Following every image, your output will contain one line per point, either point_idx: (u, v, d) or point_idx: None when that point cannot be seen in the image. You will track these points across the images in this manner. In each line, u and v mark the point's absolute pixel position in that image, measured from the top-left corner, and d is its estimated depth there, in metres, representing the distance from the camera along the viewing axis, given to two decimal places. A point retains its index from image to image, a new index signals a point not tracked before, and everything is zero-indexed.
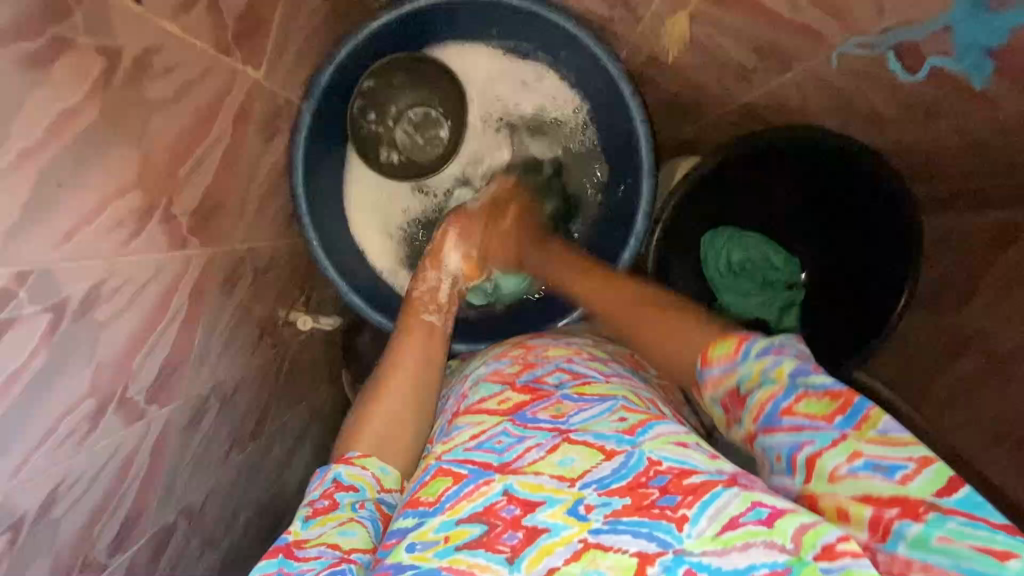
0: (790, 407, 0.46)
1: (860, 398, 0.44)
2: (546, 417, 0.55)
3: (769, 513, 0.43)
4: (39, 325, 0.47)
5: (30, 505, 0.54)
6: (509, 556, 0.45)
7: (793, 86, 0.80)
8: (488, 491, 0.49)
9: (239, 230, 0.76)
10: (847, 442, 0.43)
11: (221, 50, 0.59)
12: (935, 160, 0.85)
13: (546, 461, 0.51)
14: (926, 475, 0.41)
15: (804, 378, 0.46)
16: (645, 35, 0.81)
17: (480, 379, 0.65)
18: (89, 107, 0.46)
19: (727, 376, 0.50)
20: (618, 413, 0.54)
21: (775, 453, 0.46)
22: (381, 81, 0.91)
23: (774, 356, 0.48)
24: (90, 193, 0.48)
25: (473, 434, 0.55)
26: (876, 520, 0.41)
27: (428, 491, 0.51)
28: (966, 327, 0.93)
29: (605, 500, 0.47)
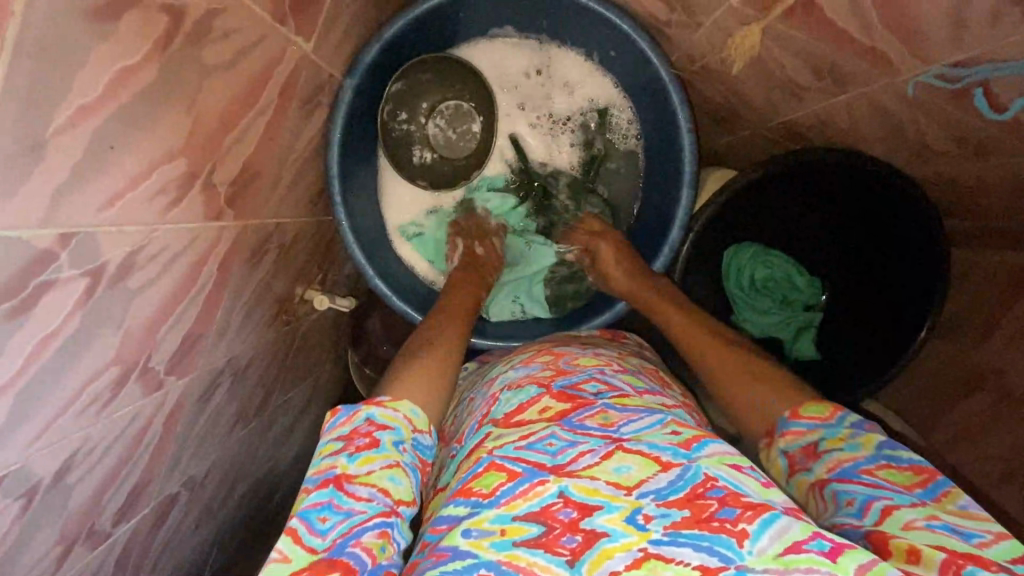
0: (870, 470, 0.47)
1: (942, 479, 0.46)
2: (595, 424, 0.54)
3: (832, 547, 0.41)
4: (76, 289, 0.45)
5: (46, 473, 0.52)
6: (570, 559, 0.44)
7: (844, 108, 0.79)
8: (543, 491, 0.47)
9: (270, 204, 0.74)
10: (927, 507, 0.43)
11: (277, 19, 0.57)
12: (975, 194, 0.85)
13: (601, 467, 0.49)
14: (1003, 545, 0.40)
15: (891, 450, 0.49)
16: (704, 43, 0.79)
17: (511, 383, 0.63)
18: (149, 68, 0.43)
19: (811, 431, 0.53)
20: (670, 426, 0.53)
21: (847, 498, 0.46)
22: (410, 81, 0.89)
23: (867, 427, 0.51)
24: (140, 157, 0.46)
25: (521, 435, 0.54)
26: (949, 562, 0.39)
27: (481, 482, 0.50)
28: (982, 366, 0.94)
29: (663, 511, 0.45)
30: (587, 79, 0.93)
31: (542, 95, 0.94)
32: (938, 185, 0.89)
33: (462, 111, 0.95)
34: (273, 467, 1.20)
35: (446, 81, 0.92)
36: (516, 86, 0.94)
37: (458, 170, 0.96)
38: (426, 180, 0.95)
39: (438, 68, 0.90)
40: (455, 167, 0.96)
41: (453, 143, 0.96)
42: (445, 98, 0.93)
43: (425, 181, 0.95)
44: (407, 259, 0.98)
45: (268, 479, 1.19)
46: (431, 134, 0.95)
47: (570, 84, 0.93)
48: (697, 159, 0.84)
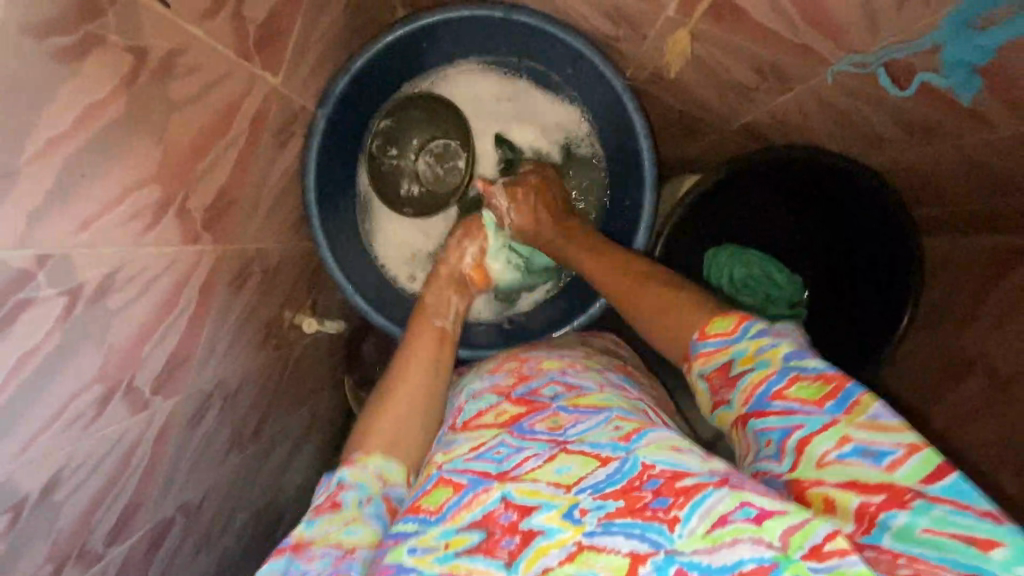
0: (781, 391, 0.49)
1: (850, 385, 0.47)
2: (544, 428, 0.55)
3: (758, 513, 0.42)
4: (54, 308, 0.49)
5: (34, 486, 0.55)
6: (508, 561, 0.46)
7: (794, 106, 0.82)
8: (486, 499, 0.49)
9: (249, 230, 0.78)
10: (836, 428, 0.46)
11: (242, 55, 0.62)
12: (935, 184, 0.87)
13: (544, 469, 0.51)
14: (913, 461, 0.43)
15: (796, 362, 0.50)
16: (651, 53, 0.83)
17: (475, 393, 0.65)
18: (116, 103, 0.48)
19: (721, 351, 0.55)
20: (614, 422, 0.54)
21: (766, 439, 0.49)
22: (398, 116, 0.96)
23: (771, 339, 0.53)
24: (112, 184, 0.50)
25: (472, 446, 0.55)
26: (862, 511, 0.43)
27: (431, 498, 0.52)
28: (969, 351, 0.93)
29: (599, 504, 0.47)
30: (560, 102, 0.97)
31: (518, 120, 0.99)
32: (898, 173, 0.91)
33: (450, 146, 0.99)
34: (276, 497, 1.22)
35: (430, 118, 0.98)
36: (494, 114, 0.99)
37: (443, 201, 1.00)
38: (412, 209, 0.99)
39: (421, 108, 0.97)
40: (442, 200, 1.00)
41: (440, 174, 1.00)
42: (432, 134, 0.99)
43: (409, 209, 1.00)
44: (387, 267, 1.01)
45: (270, 509, 1.21)
46: (419, 163, 1.00)
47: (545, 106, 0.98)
48: (657, 163, 0.88)
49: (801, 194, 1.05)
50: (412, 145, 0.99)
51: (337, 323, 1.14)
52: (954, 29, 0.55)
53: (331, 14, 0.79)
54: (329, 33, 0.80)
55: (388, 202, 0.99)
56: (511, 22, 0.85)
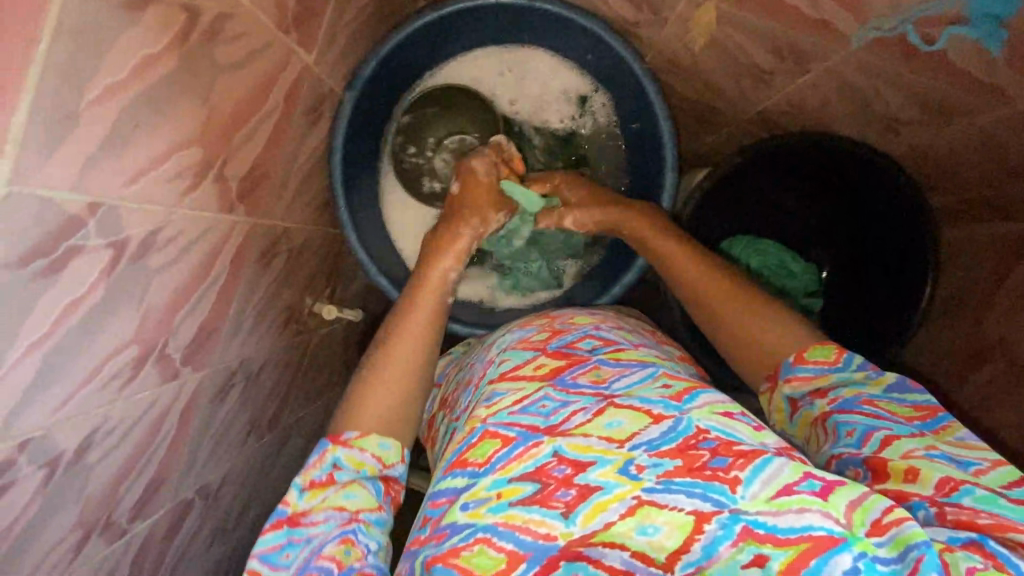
0: (871, 399, 0.51)
1: (943, 414, 0.50)
2: (586, 381, 0.55)
3: (823, 486, 0.42)
4: (101, 259, 0.49)
5: (69, 444, 0.55)
6: (564, 511, 0.45)
7: (812, 88, 0.84)
8: (538, 452, 0.49)
9: (278, 207, 0.79)
10: (925, 436, 0.47)
11: (282, 29, 0.64)
12: (952, 167, 0.89)
13: (594, 423, 0.50)
14: (999, 471, 0.44)
15: (902, 392, 0.51)
16: (671, 37, 0.85)
17: (508, 347, 0.65)
18: (169, 59, 0.49)
19: (820, 376, 0.54)
20: (662, 379, 0.54)
21: (847, 428, 0.49)
22: (416, 114, 1.00)
23: (874, 368, 0.54)
24: (160, 140, 0.51)
25: (516, 399, 0.54)
26: (945, 481, 0.43)
27: (477, 451, 0.50)
28: (989, 337, 0.93)
29: (656, 461, 0.47)
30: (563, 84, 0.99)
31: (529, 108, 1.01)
32: (913, 157, 0.92)
33: (466, 139, 1.01)
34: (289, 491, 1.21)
35: (448, 113, 1.00)
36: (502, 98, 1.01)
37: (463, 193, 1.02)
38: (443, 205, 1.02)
39: (438, 104, 0.99)
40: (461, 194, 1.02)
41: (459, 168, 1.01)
42: (449, 129, 1.01)
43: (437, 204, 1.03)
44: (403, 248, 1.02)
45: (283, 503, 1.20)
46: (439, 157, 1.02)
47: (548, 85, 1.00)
48: (678, 146, 0.90)
49: (815, 181, 1.07)
50: (432, 144, 1.01)
51: (355, 312, 1.15)
52: None
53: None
54: (359, 18, 0.82)
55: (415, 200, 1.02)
56: (535, 10, 0.88)
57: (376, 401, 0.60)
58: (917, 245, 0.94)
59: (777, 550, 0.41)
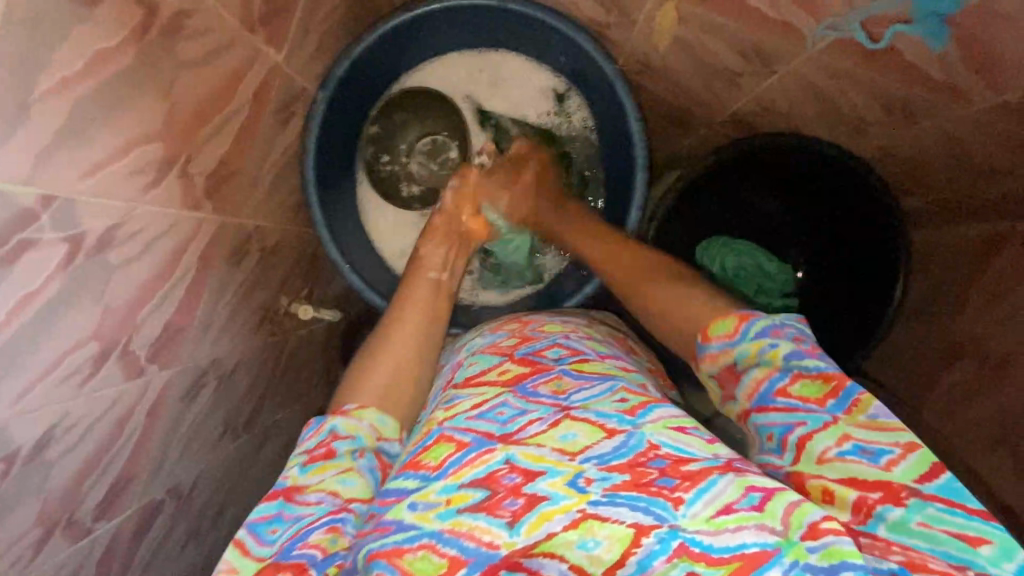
0: (784, 388, 0.50)
1: (852, 384, 0.49)
2: (547, 392, 0.56)
3: (761, 498, 0.44)
4: (55, 253, 0.49)
5: (26, 439, 0.55)
6: (510, 520, 0.45)
7: (779, 89, 0.85)
8: (489, 459, 0.49)
9: (249, 206, 0.80)
10: (837, 426, 0.47)
11: (248, 27, 0.65)
12: (918, 167, 0.90)
13: (548, 435, 0.51)
14: (911, 459, 0.44)
15: (799, 361, 0.51)
16: (640, 39, 0.86)
17: (479, 353, 0.67)
18: (126, 54, 0.49)
19: (724, 354, 0.55)
20: (619, 393, 0.55)
21: (767, 433, 0.50)
22: (384, 123, 1.00)
23: (771, 338, 0.52)
24: (117, 135, 0.52)
25: (474, 403, 0.56)
26: (860, 503, 0.44)
27: (431, 454, 0.51)
28: (961, 337, 0.94)
29: (604, 475, 0.47)
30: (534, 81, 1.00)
31: (496, 104, 1.02)
32: (882, 158, 0.94)
33: (438, 139, 1.03)
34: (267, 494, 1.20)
35: (416, 116, 1.02)
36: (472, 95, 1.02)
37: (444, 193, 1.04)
38: (422, 204, 1.04)
39: (404, 107, 1.01)
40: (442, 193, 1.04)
41: (434, 168, 1.03)
42: (418, 133, 1.03)
43: (420, 205, 1.04)
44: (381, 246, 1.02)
45: None
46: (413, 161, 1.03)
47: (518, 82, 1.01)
48: (648, 146, 0.91)
49: (790, 184, 1.08)
50: (404, 149, 1.03)
51: (334, 313, 1.15)
52: None
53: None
54: (331, 19, 0.83)
55: (397, 207, 1.03)
56: (507, 10, 0.88)
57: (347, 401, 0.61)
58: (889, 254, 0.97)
59: (711, 569, 0.41)
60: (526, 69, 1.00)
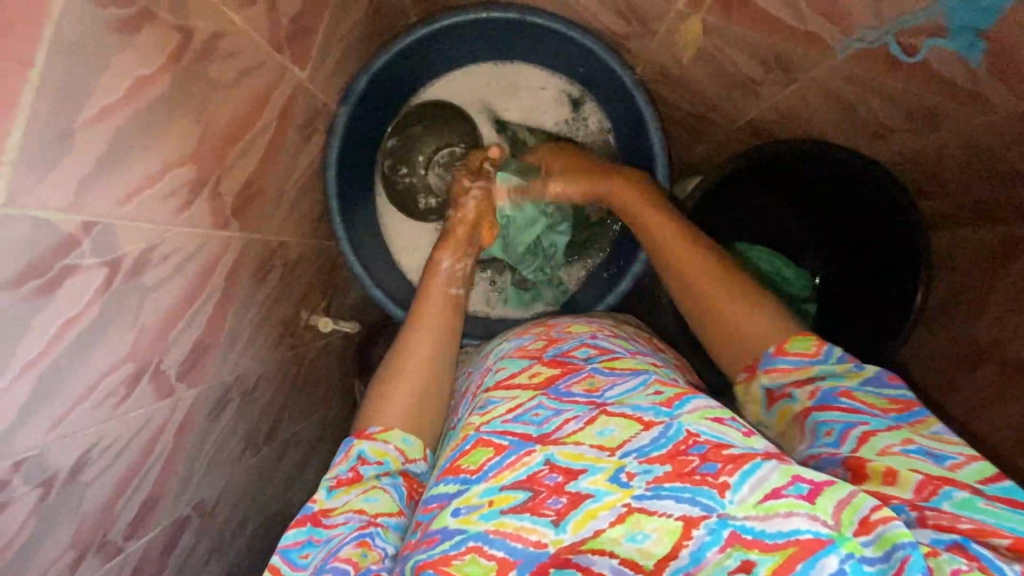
0: (848, 392, 0.51)
1: (919, 408, 0.50)
2: (580, 391, 0.55)
3: (809, 489, 0.42)
4: (95, 278, 0.50)
5: (64, 463, 0.55)
6: (555, 519, 0.45)
7: (800, 98, 0.85)
8: (530, 461, 0.49)
9: (273, 222, 0.80)
10: (902, 431, 0.47)
11: (275, 47, 0.65)
12: (939, 172, 0.90)
13: (586, 431, 0.50)
14: (974, 466, 0.45)
15: (875, 385, 0.52)
16: (659, 49, 0.86)
17: (506, 357, 0.66)
18: (163, 79, 0.49)
19: (801, 368, 0.54)
20: (653, 387, 0.54)
21: (826, 428, 0.49)
22: (402, 136, 1.01)
23: (853, 362, 0.54)
24: (153, 158, 0.52)
25: (509, 407, 0.55)
26: (925, 483, 0.43)
27: (470, 458, 0.51)
28: (981, 340, 0.94)
29: (646, 468, 0.46)
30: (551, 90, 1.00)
31: (515, 112, 1.01)
32: (902, 163, 0.93)
33: (456, 151, 1.01)
34: (286, 506, 1.20)
35: (434, 128, 1.01)
36: (489, 105, 1.01)
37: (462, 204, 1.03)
38: (439, 218, 1.03)
39: (422, 120, 1.01)
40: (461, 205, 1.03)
41: (452, 180, 1.01)
42: (436, 145, 1.02)
43: (437, 217, 1.04)
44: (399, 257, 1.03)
45: (280, 516, 1.20)
46: (432, 172, 1.02)
47: (536, 91, 1.00)
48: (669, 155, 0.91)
49: (805, 190, 1.08)
50: (423, 163, 1.02)
51: (352, 324, 1.15)
52: None
53: (353, 15, 0.82)
54: (351, 33, 0.83)
55: (415, 218, 1.03)
56: (526, 23, 0.88)
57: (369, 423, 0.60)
58: (910, 254, 0.95)
59: (763, 556, 0.41)
60: (546, 80, 1.00)
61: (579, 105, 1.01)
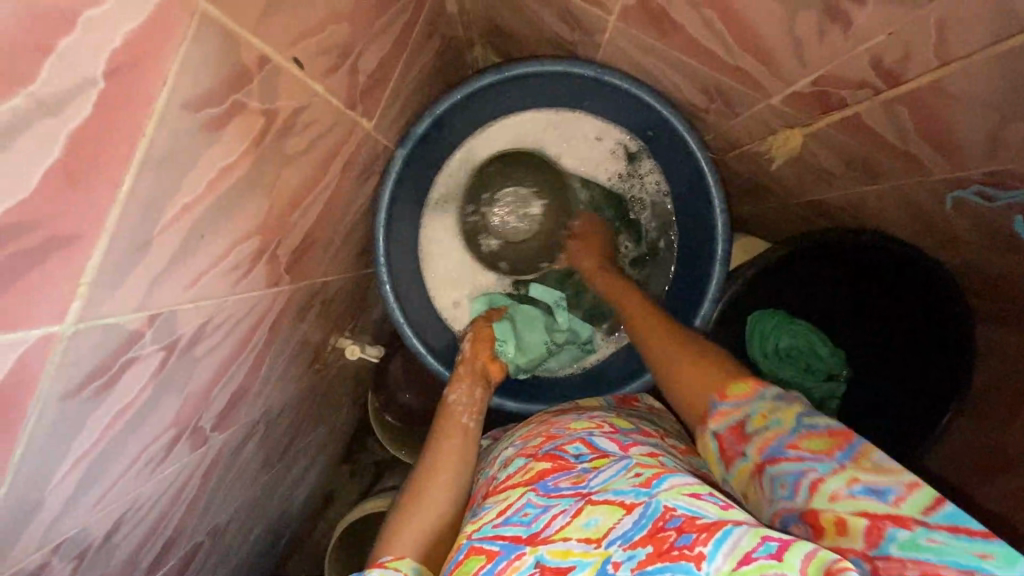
0: (795, 443, 0.50)
1: (856, 437, 0.49)
2: (568, 484, 0.55)
3: (778, 546, 0.42)
4: (152, 363, 0.47)
5: (100, 532, 0.53)
6: None
7: (875, 197, 0.82)
8: (521, 565, 0.48)
9: (321, 266, 0.77)
10: (846, 471, 0.46)
11: (349, 106, 0.61)
12: (999, 283, 0.86)
13: (573, 525, 0.50)
14: (915, 495, 0.43)
15: (808, 420, 0.51)
16: (735, 129, 0.82)
17: (506, 460, 0.66)
18: (242, 165, 0.46)
19: (737, 409, 0.56)
20: (634, 469, 0.54)
21: (780, 481, 0.49)
22: (449, 173, 0.96)
23: (787, 400, 0.53)
24: (223, 241, 0.49)
25: (499, 510, 0.55)
26: (871, 528, 0.43)
27: (462, 569, 0.50)
28: (1006, 453, 0.94)
29: (630, 554, 0.45)
30: (608, 140, 0.96)
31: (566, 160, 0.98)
32: (964, 269, 0.91)
33: (499, 192, 1.00)
34: (284, 513, 1.21)
35: (481, 168, 0.97)
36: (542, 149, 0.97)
37: (501, 247, 1.02)
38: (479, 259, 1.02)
39: (472, 159, 0.96)
40: (498, 248, 1.02)
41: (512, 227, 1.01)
42: (481, 184, 0.98)
43: (475, 260, 1.02)
44: (438, 303, 1.00)
45: (280, 519, 1.22)
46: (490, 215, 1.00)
47: (593, 141, 0.96)
48: (731, 236, 0.88)
49: (871, 279, 1.03)
50: (478, 206, 1.00)
51: (377, 349, 1.14)
52: None
53: (424, 56, 0.78)
54: (419, 76, 0.79)
55: (453, 261, 1.00)
56: (598, 82, 0.84)
57: (380, 555, 0.58)
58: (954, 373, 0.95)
59: None
60: (603, 130, 0.95)
61: (634, 161, 0.97)
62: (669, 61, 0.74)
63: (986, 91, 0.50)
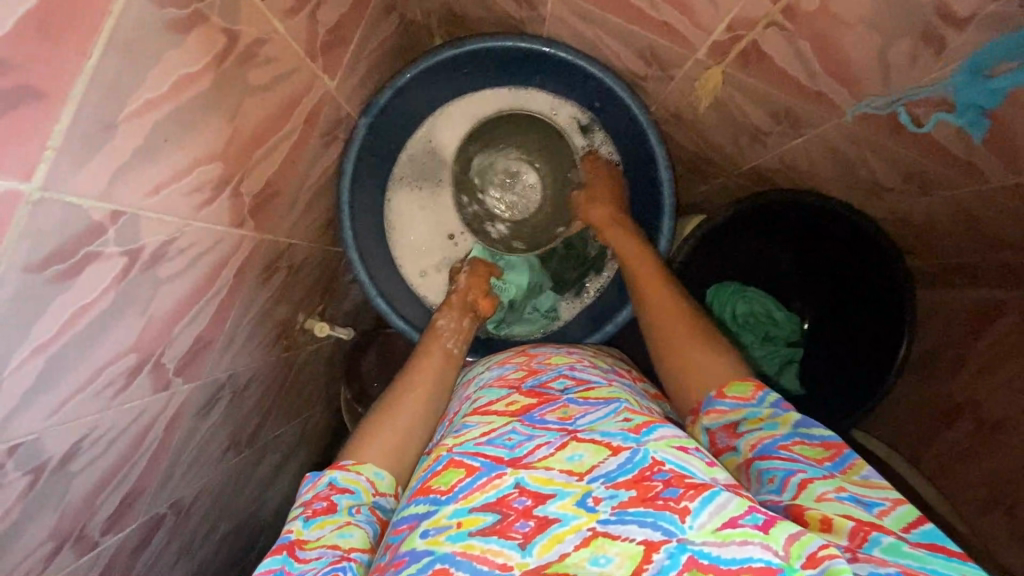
0: (787, 445, 0.51)
1: (847, 452, 0.51)
2: (554, 418, 0.54)
3: (764, 520, 0.41)
4: (114, 267, 0.49)
5: (57, 451, 0.54)
6: (521, 542, 0.43)
7: (802, 151, 0.89)
8: (500, 483, 0.47)
9: (285, 225, 0.80)
10: (835, 479, 0.47)
11: (309, 56, 0.66)
12: (930, 235, 0.92)
13: (556, 456, 0.49)
14: (898, 512, 0.45)
15: (805, 429, 0.53)
16: (673, 93, 0.89)
17: (485, 384, 0.64)
18: (204, 78, 0.50)
19: (734, 411, 0.56)
20: (624, 414, 0.53)
21: (770, 475, 0.49)
22: (412, 151, 1.02)
23: (784, 407, 0.55)
24: (186, 153, 0.52)
25: (482, 431, 0.53)
26: (857, 529, 0.43)
27: (441, 479, 0.49)
28: (957, 397, 0.97)
29: (612, 492, 0.45)
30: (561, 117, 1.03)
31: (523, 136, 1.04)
32: (895, 223, 0.96)
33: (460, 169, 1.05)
34: (252, 512, 1.18)
35: (441, 146, 1.03)
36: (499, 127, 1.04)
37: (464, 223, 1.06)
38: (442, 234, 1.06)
39: (433, 138, 1.03)
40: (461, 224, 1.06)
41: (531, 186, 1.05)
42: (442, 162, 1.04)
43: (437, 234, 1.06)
44: (404, 269, 1.04)
45: (250, 518, 1.18)
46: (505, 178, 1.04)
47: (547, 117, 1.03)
48: (676, 193, 0.94)
49: (816, 248, 1.10)
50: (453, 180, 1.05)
51: (347, 330, 1.15)
52: (968, 75, 0.59)
53: (383, 30, 0.85)
54: (379, 49, 0.86)
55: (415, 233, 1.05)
56: (547, 57, 0.91)
57: (344, 457, 0.60)
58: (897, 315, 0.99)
59: None
60: (559, 106, 1.02)
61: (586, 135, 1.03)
62: (606, 27, 0.82)
63: (866, 10, 0.58)
